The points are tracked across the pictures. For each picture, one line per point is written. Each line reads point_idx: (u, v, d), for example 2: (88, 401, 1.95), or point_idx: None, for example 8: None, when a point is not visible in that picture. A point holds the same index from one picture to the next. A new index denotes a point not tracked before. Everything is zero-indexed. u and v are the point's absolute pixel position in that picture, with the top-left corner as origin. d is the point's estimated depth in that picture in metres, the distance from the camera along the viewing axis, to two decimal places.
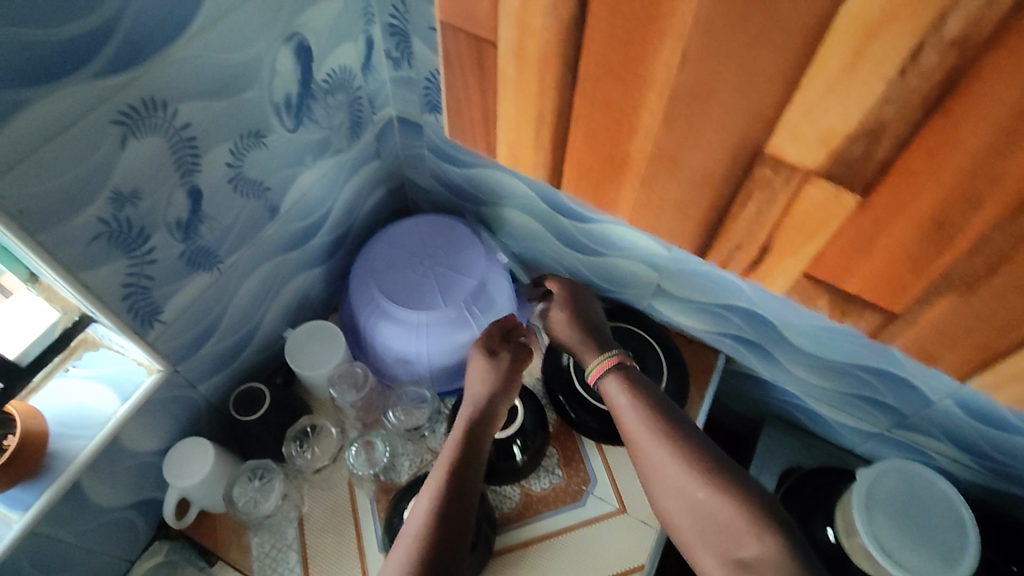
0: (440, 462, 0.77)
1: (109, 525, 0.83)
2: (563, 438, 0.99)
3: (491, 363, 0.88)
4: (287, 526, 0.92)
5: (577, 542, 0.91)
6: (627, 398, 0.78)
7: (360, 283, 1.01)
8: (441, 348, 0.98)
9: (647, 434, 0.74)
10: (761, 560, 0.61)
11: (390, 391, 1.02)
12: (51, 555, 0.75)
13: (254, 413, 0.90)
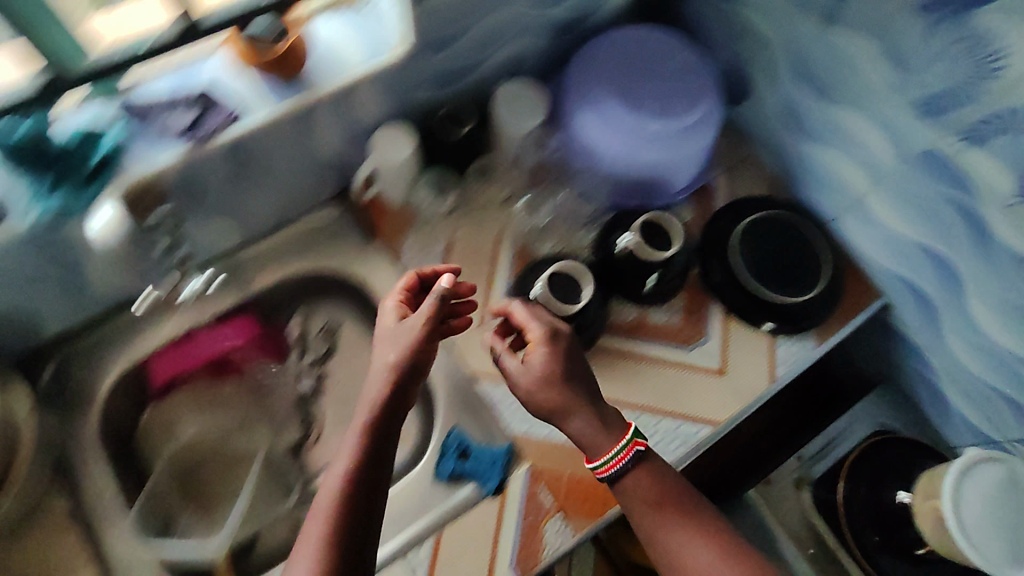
0: (314, 516, 0.65)
1: (305, 166, 0.90)
2: (693, 293, 1.00)
3: (409, 322, 0.75)
4: (435, 243, 0.98)
5: (670, 378, 0.94)
6: (646, 509, 0.74)
7: (584, 65, 0.99)
8: (624, 159, 0.97)
9: (689, 546, 0.72)
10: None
11: (565, 174, 1.00)
12: (270, 160, 0.84)
13: (458, 129, 0.95)
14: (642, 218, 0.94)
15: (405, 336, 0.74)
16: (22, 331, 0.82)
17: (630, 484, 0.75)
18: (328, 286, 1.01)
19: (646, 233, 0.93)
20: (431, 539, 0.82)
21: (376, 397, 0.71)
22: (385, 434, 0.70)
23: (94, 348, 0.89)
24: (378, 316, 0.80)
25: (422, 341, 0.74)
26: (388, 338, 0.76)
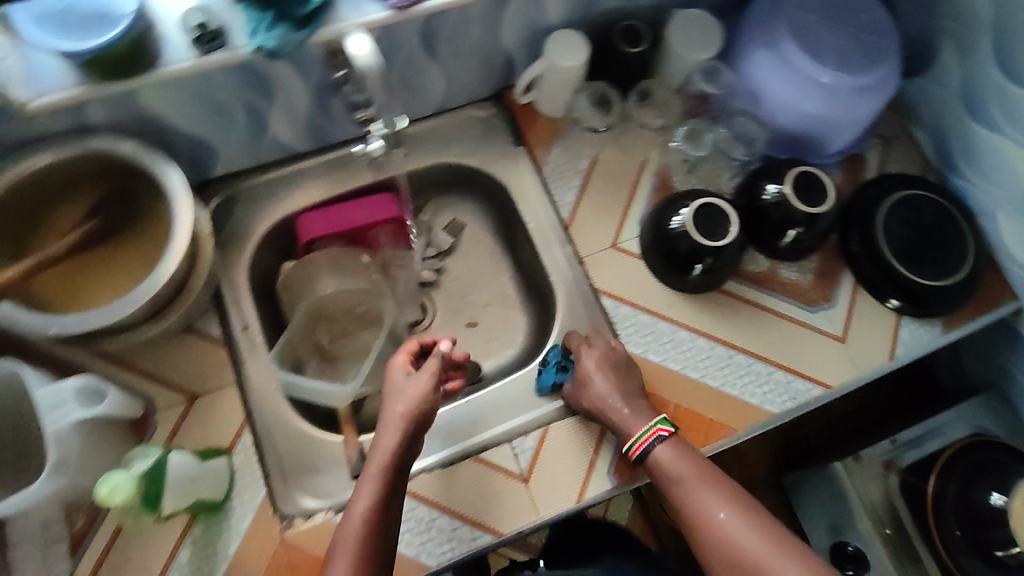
0: (343, 547, 0.66)
1: (476, 56, 0.91)
2: (828, 257, 0.98)
3: (415, 380, 0.76)
4: (581, 159, 0.99)
5: (789, 334, 0.93)
6: (675, 479, 0.75)
7: (770, 1, 0.94)
8: (787, 108, 0.93)
9: (709, 511, 0.71)
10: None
11: (723, 113, 0.99)
12: (451, 41, 0.86)
13: (632, 48, 0.94)
14: (797, 169, 0.92)
15: (415, 388, 0.76)
16: (199, 163, 0.88)
17: (651, 463, 0.77)
18: (467, 183, 1.05)
19: (801, 184, 0.91)
20: (538, 431, 0.87)
21: (391, 445, 0.72)
22: (400, 469, 0.72)
23: (253, 194, 0.94)
24: (387, 374, 0.79)
25: (427, 395, 0.75)
26: (398, 391, 0.76)
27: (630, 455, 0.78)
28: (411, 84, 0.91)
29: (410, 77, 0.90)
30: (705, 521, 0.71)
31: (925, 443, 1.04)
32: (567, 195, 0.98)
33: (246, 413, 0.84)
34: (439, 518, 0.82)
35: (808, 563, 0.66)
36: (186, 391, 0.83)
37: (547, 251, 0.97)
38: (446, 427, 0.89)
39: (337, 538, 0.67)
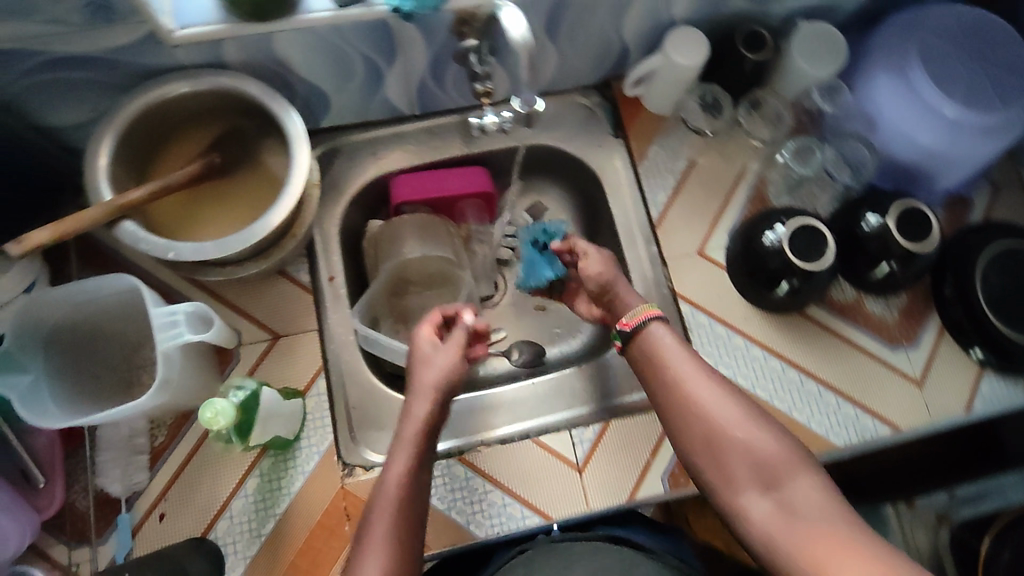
0: (383, 509, 0.63)
1: (592, 43, 0.90)
2: (917, 297, 0.95)
3: (442, 353, 0.77)
4: (678, 161, 0.98)
5: (865, 369, 0.92)
6: (673, 352, 0.73)
7: (901, 27, 0.91)
8: (902, 137, 0.90)
9: (691, 381, 0.70)
10: (803, 495, 0.62)
11: (832, 134, 0.96)
12: (572, 24, 0.85)
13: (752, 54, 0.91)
14: (906, 202, 0.88)
15: (442, 361, 0.76)
16: (310, 112, 0.90)
17: (641, 339, 0.75)
18: (557, 168, 1.05)
19: (906, 218, 0.88)
20: (598, 423, 0.88)
21: (424, 414, 0.71)
22: (431, 439, 0.71)
23: (353, 150, 0.96)
24: (411, 344, 0.79)
25: (455, 368, 0.75)
26: (424, 362, 0.77)
27: (625, 330, 0.76)
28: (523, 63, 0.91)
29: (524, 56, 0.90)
30: (685, 388, 0.70)
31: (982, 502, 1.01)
32: (659, 195, 0.97)
33: (323, 359, 0.87)
34: (492, 492, 0.84)
35: (781, 434, 0.66)
36: (271, 330, 0.86)
37: (630, 248, 0.96)
38: (511, 404, 0.89)
39: (375, 503, 0.64)
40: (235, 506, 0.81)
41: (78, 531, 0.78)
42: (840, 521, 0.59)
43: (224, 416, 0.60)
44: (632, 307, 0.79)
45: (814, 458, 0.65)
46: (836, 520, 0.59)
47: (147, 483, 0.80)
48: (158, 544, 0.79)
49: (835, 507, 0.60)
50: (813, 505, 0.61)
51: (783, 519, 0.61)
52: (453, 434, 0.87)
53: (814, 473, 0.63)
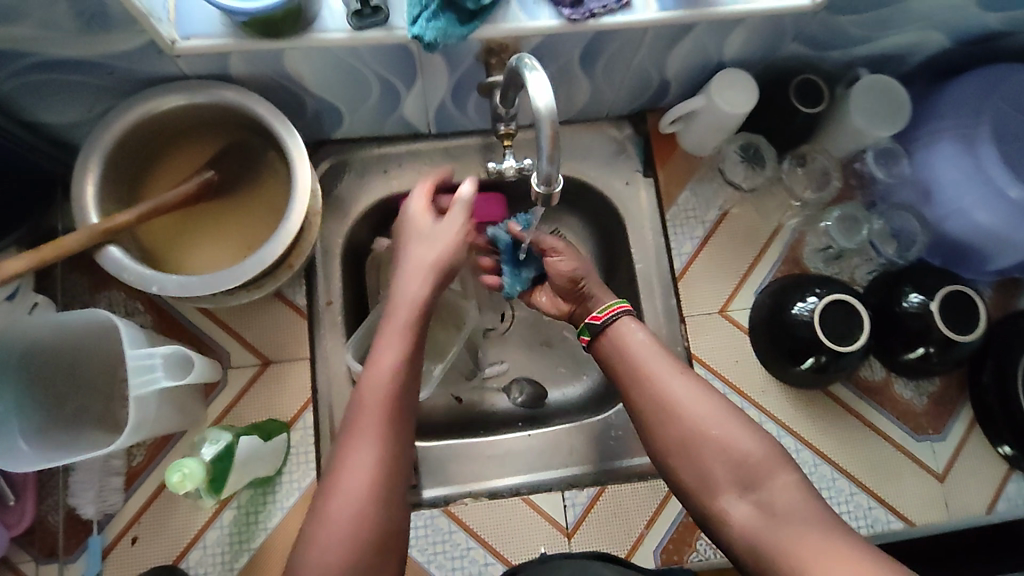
0: (371, 404, 0.64)
1: (631, 77, 0.82)
2: (950, 385, 0.89)
3: (445, 226, 0.74)
4: (710, 210, 0.91)
5: (885, 456, 0.86)
6: (642, 342, 0.68)
7: (979, 89, 0.81)
8: (958, 212, 0.81)
9: (665, 375, 0.65)
10: (783, 494, 0.58)
11: (883, 200, 0.89)
12: (610, 59, 0.77)
13: (806, 106, 0.84)
14: (953, 286, 0.81)
15: (443, 236, 0.74)
16: (321, 125, 0.84)
17: (612, 334, 0.70)
18: (579, 199, 0.98)
19: (951, 305, 0.80)
20: (594, 486, 0.84)
21: (417, 295, 0.71)
22: (423, 322, 0.70)
23: (364, 165, 0.90)
24: (408, 212, 0.77)
25: (456, 246, 0.74)
26: (424, 236, 0.74)
27: (595, 324, 0.71)
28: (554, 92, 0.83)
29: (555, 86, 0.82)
30: (658, 382, 0.65)
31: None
32: (686, 246, 0.90)
33: (313, 390, 0.83)
34: (475, 550, 0.81)
35: (756, 427, 0.62)
36: (261, 354, 0.82)
37: (647, 299, 0.89)
38: (502, 456, 0.86)
39: (363, 396, 0.65)
40: (209, 537, 0.77)
41: (47, 547, 0.76)
42: (821, 524, 0.55)
43: (193, 479, 0.57)
44: (607, 300, 0.74)
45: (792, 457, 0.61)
46: (817, 520, 0.55)
47: (121, 505, 0.77)
48: (126, 569, 0.76)
49: (815, 508, 0.57)
50: (793, 506, 0.57)
51: (764, 521, 0.57)
52: (440, 484, 0.85)
53: (793, 472, 0.60)
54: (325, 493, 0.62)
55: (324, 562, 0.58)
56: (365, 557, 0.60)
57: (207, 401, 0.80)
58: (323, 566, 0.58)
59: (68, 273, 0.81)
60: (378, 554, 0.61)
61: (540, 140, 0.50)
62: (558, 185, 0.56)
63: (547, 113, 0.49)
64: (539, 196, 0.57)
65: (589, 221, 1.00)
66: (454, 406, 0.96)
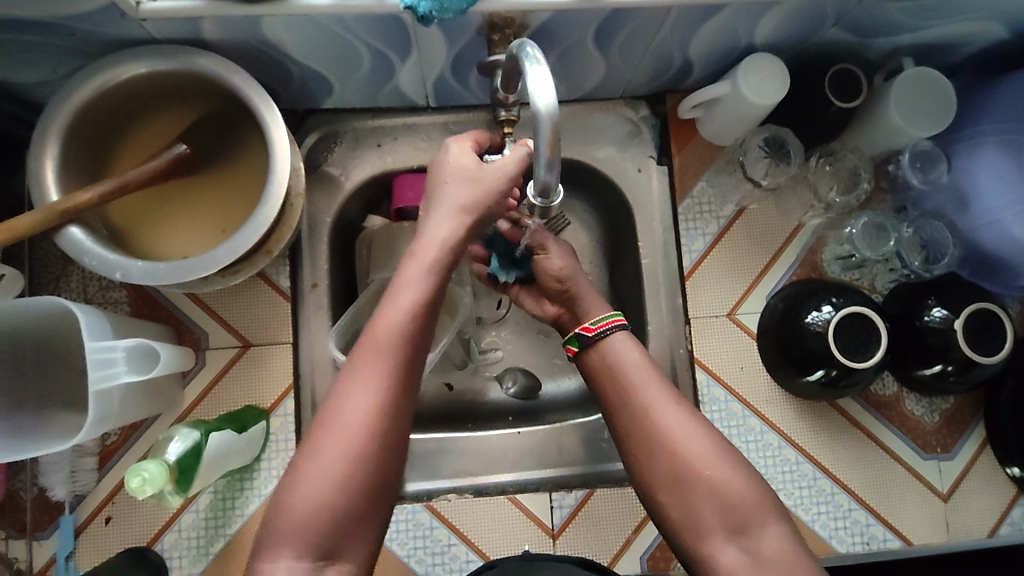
0: (383, 340, 0.57)
1: (648, 57, 0.75)
2: (965, 403, 0.84)
3: (493, 170, 0.65)
4: (726, 204, 0.85)
5: (888, 473, 0.82)
6: (638, 363, 0.65)
7: None
8: (995, 225, 0.75)
9: (659, 404, 0.62)
10: (772, 544, 0.55)
11: (914, 204, 0.82)
12: (626, 38, 0.70)
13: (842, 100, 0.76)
14: (981, 302, 0.74)
15: (488, 183, 0.64)
16: (310, 94, 0.78)
17: (601, 351, 0.68)
18: (586, 184, 0.91)
19: (977, 325, 0.73)
20: (583, 488, 0.81)
21: (447, 236, 0.63)
22: (450, 264, 0.63)
23: (357, 138, 0.84)
24: (450, 153, 0.67)
25: (500, 194, 0.65)
26: (466, 178, 0.65)
27: (585, 336, 0.69)
28: (563, 70, 0.76)
29: (565, 63, 0.75)
30: (649, 410, 0.62)
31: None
32: (697, 242, 0.85)
33: (295, 376, 0.79)
34: (456, 546, 0.79)
35: (749, 469, 0.59)
36: (241, 336, 0.78)
37: (652, 297, 0.85)
38: (489, 451, 0.84)
39: (373, 330, 0.58)
40: (184, 521, 0.75)
41: (17, 523, 0.74)
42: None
43: (152, 483, 0.57)
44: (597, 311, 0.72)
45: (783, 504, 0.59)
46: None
47: (94, 484, 0.75)
48: (99, 549, 0.74)
49: (804, 562, 0.54)
50: (782, 558, 0.55)
51: (753, 570, 0.54)
52: (423, 477, 0.83)
53: (783, 521, 0.57)
54: (320, 427, 0.55)
55: (307, 503, 0.52)
56: (354, 504, 0.53)
57: (184, 382, 0.77)
58: (308, 503, 0.52)
59: (39, 242, 0.76)
60: (370, 500, 0.54)
61: (539, 141, 0.49)
62: (555, 196, 0.55)
63: (547, 114, 0.47)
64: (537, 204, 0.56)
65: (596, 208, 0.94)
66: (445, 394, 0.93)
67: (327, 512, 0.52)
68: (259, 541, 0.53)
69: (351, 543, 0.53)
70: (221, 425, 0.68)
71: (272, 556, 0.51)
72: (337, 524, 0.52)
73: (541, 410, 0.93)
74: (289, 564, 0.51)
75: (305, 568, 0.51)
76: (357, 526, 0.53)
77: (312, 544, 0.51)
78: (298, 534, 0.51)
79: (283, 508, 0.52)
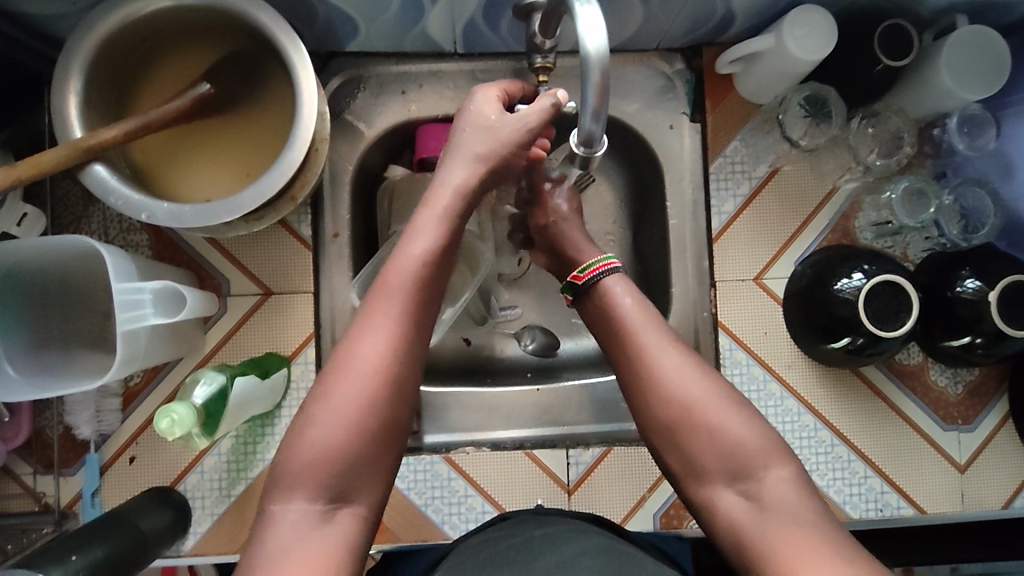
0: (394, 287, 0.56)
1: (687, 6, 0.72)
2: (990, 375, 0.83)
3: (513, 121, 0.62)
4: (760, 164, 0.82)
5: (907, 442, 0.82)
6: (634, 309, 0.64)
7: None
8: None
9: (658, 350, 0.61)
10: (774, 486, 0.55)
11: (956, 172, 0.80)
12: None
13: (891, 59, 0.73)
14: (1018, 275, 0.71)
15: (506, 135, 0.62)
16: (335, 35, 0.75)
17: (597, 295, 0.67)
18: (615, 140, 0.89)
19: (1012, 298, 0.71)
20: (600, 446, 0.82)
21: (463, 183, 0.62)
22: (463, 213, 0.61)
23: (381, 84, 0.82)
24: (473, 104, 0.65)
25: (519, 146, 0.63)
26: (486, 128, 0.63)
27: (577, 284, 0.69)
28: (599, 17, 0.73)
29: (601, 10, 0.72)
30: (647, 359, 0.61)
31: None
32: (728, 203, 0.82)
33: (316, 325, 0.79)
34: (472, 497, 0.80)
35: (754, 414, 0.58)
36: (262, 284, 0.78)
37: (677, 258, 0.85)
38: (507, 407, 0.86)
39: (386, 279, 0.57)
40: (206, 463, 0.77)
41: (44, 459, 0.75)
42: (819, 527, 0.52)
43: (182, 425, 0.58)
44: (589, 258, 0.72)
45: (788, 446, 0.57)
46: (808, 520, 0.52)
47: (118, 425, 0.76)
48: (125, 487, 0.76)
49: (806, 505, 0.54)
50: (783, 500, 0.54)
51: (755, 514, 0.54)
52: (441, 430, 0.85)
53: (788, 462, 0.56)
54: (330, 371, 0.54)
55: (317, 446, 0.52)
56: (365, 447, 0.53)
57: (206, 328, 0.77)
58: (319, 446, 0.51)
59: (59, 181, 0.75)
60: (383, 445, 0.54)
61: (587, 88, 0.49)
62: (599, 147, 0.54)
63: (597, 58, 0.47)
64: (579, 156, 0.56)
65: (624, 165, 0.92)
66: (462, 348, 0.93)
67: (338, 453, 0.52)
68: (270, 483, 0.52)
69: (360, 489, 0.53)
70: (245, 371, 0.69)
71: (284, 497, 0.51)
72: (349, 466, 0.52)
73: (559, 367, 0.93)
74: (302, 505, 0.51)
75: (317, 511, 0.51)
76: (368, 469, 0.53)
77: (324, 485, 0.51)
78: (310, 474, 0.51)
79: (294, 448, 0.52)
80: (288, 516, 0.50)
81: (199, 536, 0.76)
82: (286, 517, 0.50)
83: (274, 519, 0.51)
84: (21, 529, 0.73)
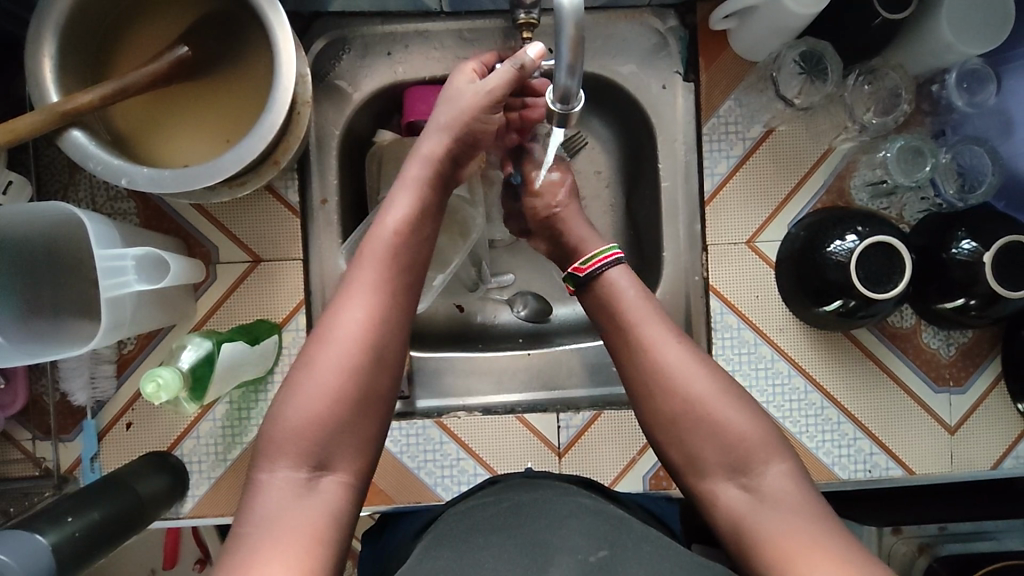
0: (370, 258, 0.58)
1: None
2: (983, 339, 0.82)
3: (477, 90, 0.64)
4: (755, 124, 0.80)
5: (897, 405, 0.82)
6: (639, 303, 0.64)
7: None
8: None
9: (664, 344, 0.61)
10: (774, 484, 0.55)
11: (955, 131, 0.78)
12: None
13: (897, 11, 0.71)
14: (1014, 236, 0.70)
15: (465, 100, 0.64)
16: None
17: (597, 288, 0.67)
18: (607, 101, 0.87)
19: (1008, 259, 0.69)
20: (590, 410, 0.82)
21: (431, 152, 0.64)
22: (439, 179, 0.64)
23: (366, 45, 0.80)
24: (449, 78, 0.68)
25: (482, 109, 0.64)
26: (453, 98, 0.66)
27: (578, 275, 0.68)
28: None
29: None
30: (652, 352, 0.60)
31: (977, 541, 0.87)
32: (721, 165, 0.81)
33: (305, 292, 0.79)
34: (464, 461, 0.81)
35: (754, 409, 0.58)
36: (251, 251, 0.77)
37: (669, 222, 0.84)
38: (499, 370, 0.87)
39: (362, 251, 0.59)
40: (202, 429, 0.78)
41: (43, 425, 0.76)
42: (812, 517, 0.52)
43: (167, 389, 0.59)
44: (592, 247, 0.71)
45: (788, 441, 0.58)
46: (813, 518, 0.52)
47: (113, 391, 0.77)
48: (122, 452, 0.77)
49: (807, 500, 0.53)
50: (783, 493, 0.54)
51: (757, 507, 0.54)
52: (432, 395, 0.86)
53: (788, 458, 0.56)
54: (312, 341, 0.55)
55: (299, 414, 0.52)
56: (343, 414, 0.53)
57: (197, 295, 0.77)
58: (302, 413, 0.52)
59: (43, 149, 0.75)
60: (360, 411, 0.54)
61: (561, 42, 0.48)
62: (576, 104, 0.54)
63: (571, 12, 0.46)
64: (556, 112, 0.55)
65: (618, 128, 0.90)
66: (455, 315, 0.93)
67: (318, 421, 0.52)
68: (254, 452, 0.53)
69: (339, 454, 0.53)
70: (233, 337, 0.69)
71: (270, 466, 0.51)
72: (329, 433, 0.53)
73: (552, 332, 0.92)
74: (286, 473, 0.51)
75: (300, 479, 0.51)
76: (349, 437, 0.54)
77: (306, 452, 0.52)
78: (292, 441, 0.52)
79: (276, 420, 0.53)
80: (273, 484, 0.51)
81: (197, 498, 0.78)
82: (272, 484, 0.51)
83: (261, 487, 0.51)
84: (23, 492, 0.75)
